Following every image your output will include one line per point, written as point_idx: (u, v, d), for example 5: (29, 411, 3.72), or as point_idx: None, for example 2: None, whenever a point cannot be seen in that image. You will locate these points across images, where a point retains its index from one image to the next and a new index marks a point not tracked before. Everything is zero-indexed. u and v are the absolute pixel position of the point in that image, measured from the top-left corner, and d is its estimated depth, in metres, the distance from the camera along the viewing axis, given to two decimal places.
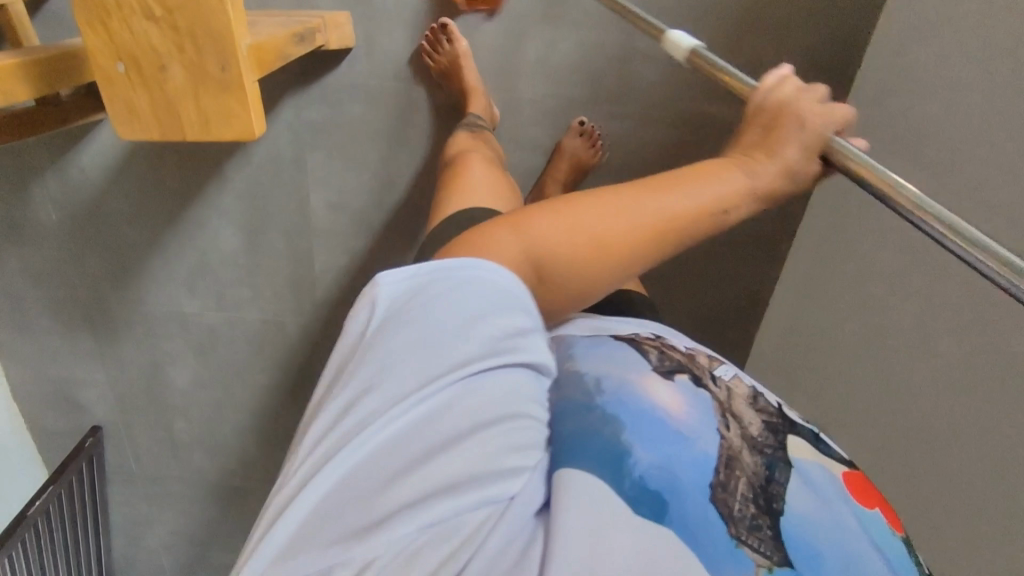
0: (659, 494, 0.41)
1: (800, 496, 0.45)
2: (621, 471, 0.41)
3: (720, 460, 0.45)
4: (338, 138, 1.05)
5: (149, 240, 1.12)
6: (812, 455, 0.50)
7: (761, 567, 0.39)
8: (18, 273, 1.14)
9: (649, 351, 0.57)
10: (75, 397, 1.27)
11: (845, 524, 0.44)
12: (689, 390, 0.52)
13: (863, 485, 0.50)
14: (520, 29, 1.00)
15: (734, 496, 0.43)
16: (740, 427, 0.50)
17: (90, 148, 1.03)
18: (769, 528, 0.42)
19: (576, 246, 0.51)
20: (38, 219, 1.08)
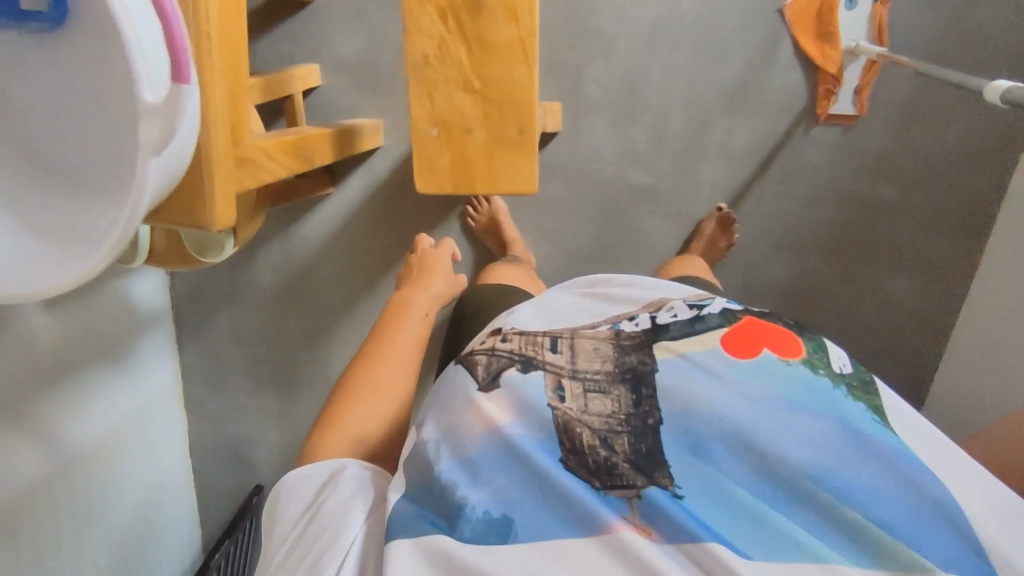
0: (504, 521, 0.44)
1: (671, 388, 0.48)
2: (459, 519, 0.45)
3: (557, 431, 0.48)
4: (534, 212, 1.15)
5: (346, 304, 1.20)
6: (694, 343, 0.51)
7: (633, 499, 0.44)
8: (224, 332, 1.23)
9: (477, 363, 0.55)
10: (248, 456, 1.30)
11: (715, 396, 0.47)
12: (519, 388, 0.51)
13: (739, 335, 0.51)
14: (705, 118, 1.10)
15: (587, 451, 0.47)
16: (581, 382, 0.51)
17: (316, 218, 1.16)
18: (643, 450, 0.46)
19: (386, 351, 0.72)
20: (256, 281, 1.20)
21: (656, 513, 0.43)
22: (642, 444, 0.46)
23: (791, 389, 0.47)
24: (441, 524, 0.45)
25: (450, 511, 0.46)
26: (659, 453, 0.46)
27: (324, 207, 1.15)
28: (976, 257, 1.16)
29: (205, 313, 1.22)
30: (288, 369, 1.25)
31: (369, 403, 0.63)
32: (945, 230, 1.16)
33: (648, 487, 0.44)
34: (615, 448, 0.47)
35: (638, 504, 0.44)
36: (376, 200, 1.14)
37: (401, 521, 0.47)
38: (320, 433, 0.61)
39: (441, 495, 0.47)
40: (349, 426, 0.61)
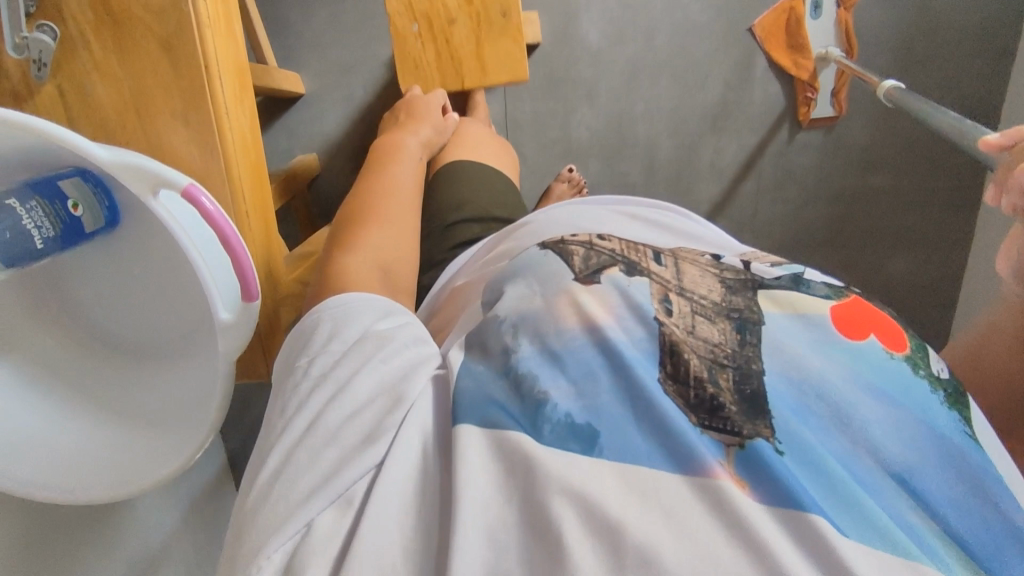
0: (588, 430, 0.36)
1: (778, 343, 0.40)
2: (540, 417, 0.36)
3: (660, 351, 0.40)
4: None
5: None
6: (807, 304, 0.42)
7: (732, 447, 0.35)
8: None
9: (572, 255, 0.46)
10: None
11: (824, 362, 0.39)
12: (620, 287, 0.43)
13: (858, 314, 0.42)
14: (692, 143, 1.14)
15: (688, 385, 0.38)
16: (690, 308, 0.42)
17: None
18: (747, 391, 0.38)
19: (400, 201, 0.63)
20: None
21: (757, 465, 0.34)
22: (747, 386, 0.38)
23: (889, 380, 0.39)
24: (508, 414, 0.37)
25: (528, 411, 0.37)
26: (755, 412, 0.37)
27: None
28: (966, 232, 1.18)
29: None
30: None
31: (389, 237, 0.57)
32: (937, 208, 1.18)
33: (755, 439, 0.35)
34: (718, 390, 0.38)
35: (740, 455, 0.35)
36: None
37: (466, 402, 0.38)
38: (340, 252, 0.54)
39: (520, 386, 0.38)
40: (374, 252, 0.55)
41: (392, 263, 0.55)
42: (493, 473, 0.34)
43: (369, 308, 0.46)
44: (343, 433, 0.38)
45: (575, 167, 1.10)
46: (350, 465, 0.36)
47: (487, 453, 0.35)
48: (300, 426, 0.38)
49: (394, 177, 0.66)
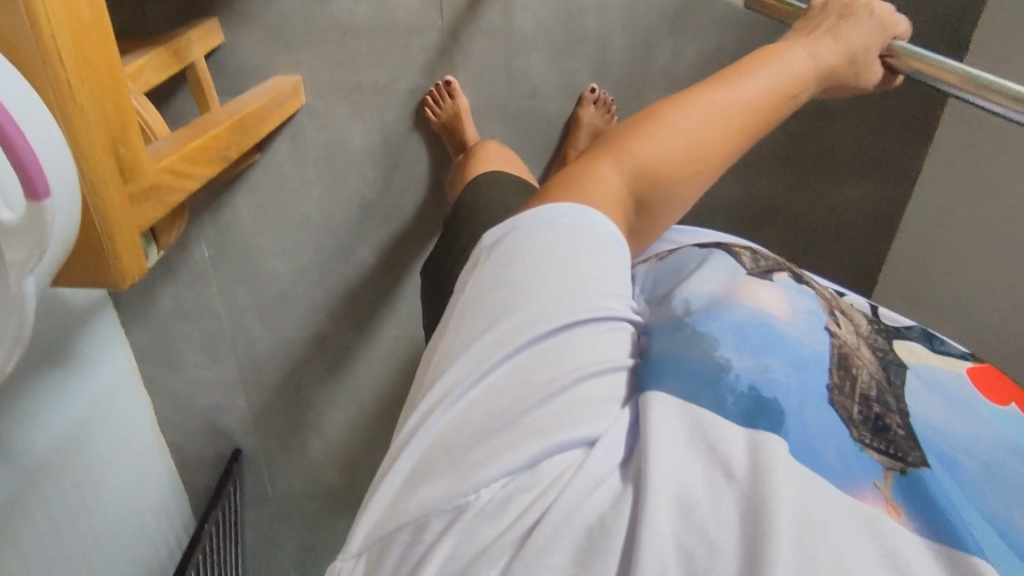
0: (770, 405, 0.42)
1: (926, 396, 0.47)
2: (724, 385, 0.44)
3: (834, 358, 0.49)
4: None
5: (298, 270, 1.17)
6: (939, 358, 0.53)
7: (892, 471, 0.40)
8: (171, 311, 1.19)
9: (743, 257, 0.63)
10: (218, 423, 1.32)
11: (963, 423, 0.45)
12: (789, 291, 0.57)
13: (998, 385, 0.51)
14: (647, 44, 1.03)
15: (852, 399, 0.46)
16: (852, 330, 0.55)
17: (245, 188, 1.09)
18: (900, 427, 0.44)
19: (711, 137, 0.52)
20: (193, 257, 1.14)
21: (915, 491, 0.38)
22: (906, 412, 0.46)
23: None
24: (695, 377, 0.44)
25: (713, 374, 0.45)
26: (918, 439, 0.43)
27: (254, 176, 1.08)
28: (914, 163, 1.13)
29: (147, 290, 1.17)
30: (245, 339, 1.23)
31: (681, 149, 0.52)
32: (892, 136, 1.12)
33: (919, 466, 0.40)
34: (884, 412, 0.45)
35: (901, 478, 0.40)
36: (307, 160, 1.07)
37: (662, 362, 0.46)
38: (596, 155, 0.54)
39: (698, 354, 0.46)
40: (639, 164, 0.52)
41: (654, 194, 0.53)
42: (682, 428, 0.41)
43: (577, 233, 0.48)
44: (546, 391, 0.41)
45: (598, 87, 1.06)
46: (542, 422, 0.40)
47: (678, 417, 0.41)
48: (470, 376, 0.43)
49: (742, 76, 0.54)
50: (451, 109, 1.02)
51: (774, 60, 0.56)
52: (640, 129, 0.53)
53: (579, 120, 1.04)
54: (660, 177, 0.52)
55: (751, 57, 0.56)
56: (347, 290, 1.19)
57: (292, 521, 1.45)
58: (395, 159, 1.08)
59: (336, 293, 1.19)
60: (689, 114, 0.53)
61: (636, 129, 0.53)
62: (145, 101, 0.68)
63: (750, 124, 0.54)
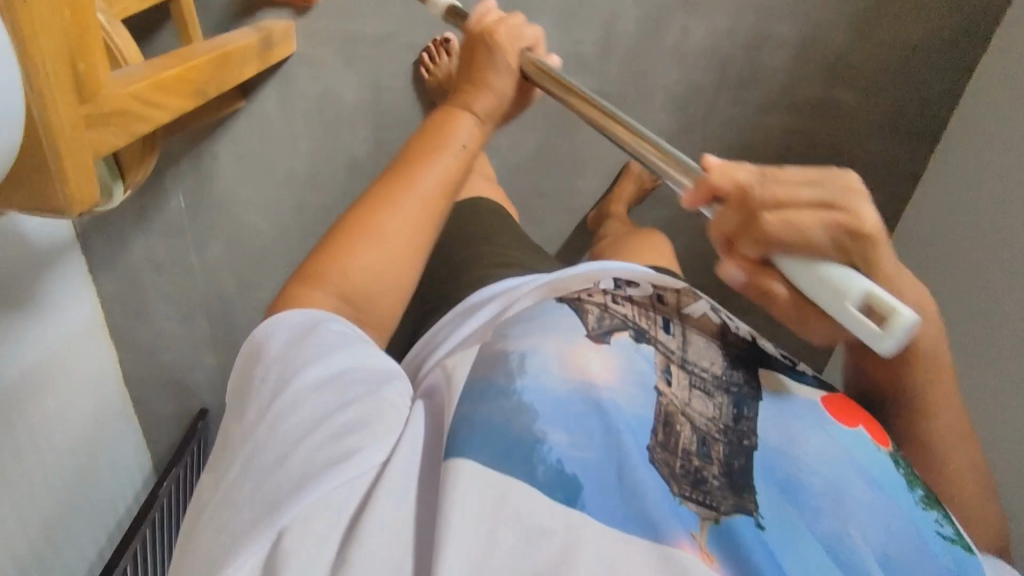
0: (574, 478, 0.44)
1: (771, 432, 0.51)
2: (535, 456, 0.44)
3: (658, 420, 0.50)
4: None
5: (277, 228, 1.12)
6: (797, 386, 0.56)
7: (706, 520, 0.45)
8: (142, 262, 1.14)
9: (589, 312, 0.56)
10: (185, 380, 1.28)
11: (807, 448, 0.50)
12: (628, 349, 0.53)
13: (843, 404, 0.56)
14: (658, 18, 1.00)
15: (674, 455, 0.48)
16: (688, 381, 0.53)
17: (228, 137, 1.03)
18: (715, 479, 0.48)
19: (395, 256, 0.57)
20: (167, 206, 1.08)
21: (730, 541, 0.44)
22: (733, 462, 0.49)
23: (868, 468, 0.50)
24: (505, 449, 0.44)
25: (526, 445, 0.44)
26: (737, 484, 0.47)
27: (235, 125, 1.02)
28: (912, 171, 1.10)
29: (116, 238, 1.11)
30: (219, 296, 1.19)
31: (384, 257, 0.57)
32: (898, 137, 1.08)
33: (731, 515, 0.45)
34: (703, 465, 0.48)
35: (714, 528, 0.44)
36: (295, 113, 1.02)
37: (469, 433, 0.44)
38: (301, 280, 0.56)
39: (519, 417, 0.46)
40: (351, 282, 0.56)
41: (361, 291, 0.56)
42: (484, 502, 0.41)
43: (309, 329, 0.51)
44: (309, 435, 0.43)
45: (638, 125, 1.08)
46: (319, 468, 0.41)
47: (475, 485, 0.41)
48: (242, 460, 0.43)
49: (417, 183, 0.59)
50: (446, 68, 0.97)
51: (426, 166, 0.60)
52: (337, 246, 0.57)
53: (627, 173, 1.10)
54: (367, 285, 0.56)
55: (427, 142, 0.61)
56: None
57: None
58: (385, 117, 1.03)
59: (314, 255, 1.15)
60: (382, 219, 0.57)
61: (332, 249, 0.57)
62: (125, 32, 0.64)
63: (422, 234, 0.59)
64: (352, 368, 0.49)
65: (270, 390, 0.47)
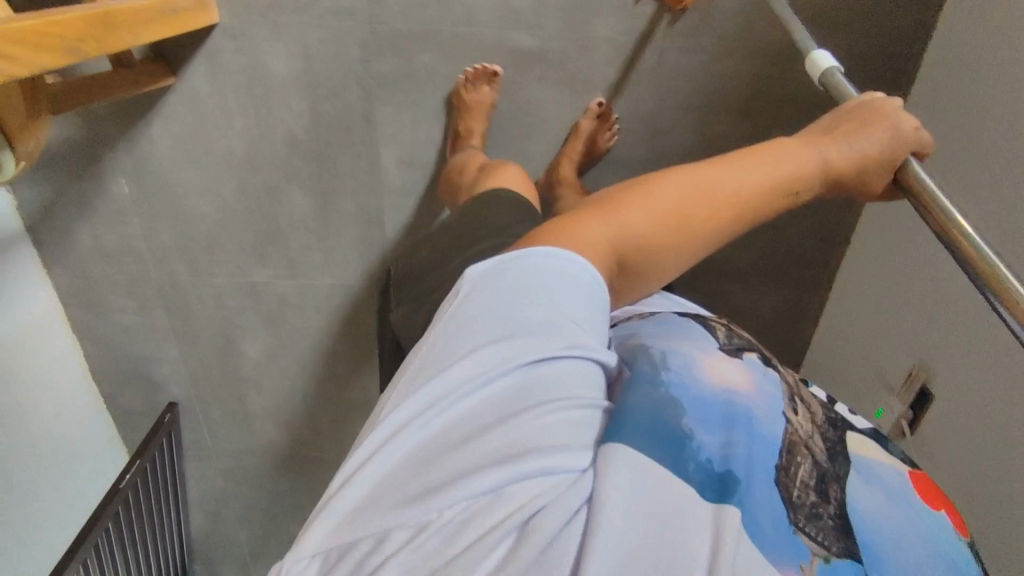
0: (721, 484, 0.36)
1: (862, 484, 0.40)
2: (686, 453, 0.37)
3: (782, 443, 0.40)
4: (413, 90, 1.03)
5: (222, 210, 1.10)
6: (884, 454, 0.44)
7: (816, 558, 0.34)
8: (92, 252, 1.13)
9: (716, 328, 0.52)
10: (149, 373, 1.27)
11: (906, 513, 0.38)
12: (757, 368, 0.46)
13: (930, 485, 0.43)
14: None
15: (793, 481, 0.38)
16: (808, 416, 0.44)
17: (162, 116, 1.01)
18: (832, 517, 0.37)
19: (660, 229, 0.48)
20: (110, 192, 1.07)
21: None
22: (841, 503, 0.38)
23: (975, 562, 0.37)
24: (665, 441, 0.38)
25: (676, 442, 0.38)
26: (849, 523, 0.37)
27: (168, 103, 1.00)
28: None
29: (64, 229, 1.10)
30: (173, 284, 1.17)
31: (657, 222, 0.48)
32: (868, 82, 1.00)
33: (842, 557, 0.34)
34: (818, 500, 0.38)
35: (824, 568, 0.34)
36: (225, 87, 0.99)
37: (636, 421, 0.38)
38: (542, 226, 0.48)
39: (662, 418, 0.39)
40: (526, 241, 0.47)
41: (633, 260, 0.48)
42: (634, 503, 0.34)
43: (513, 270, 0.43)
44: (516, 410, 0.37)
45: (605, 100, 1.05)
46: (502, 449, 0.35)
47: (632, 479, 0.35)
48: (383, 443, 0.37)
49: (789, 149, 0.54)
50: (478, 92, 1.01)
51: (727, 167, 0.50)
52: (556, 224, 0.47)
53: (578, 128, 1.05)
54: (644, 246, 0.48)
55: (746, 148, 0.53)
56: (275, 234, 1.12)
57: (233, 479, 1.40)
58: (320, 87, 1.00)
59: (263, 236, 1.12)
60: (625, 198, 0.49)
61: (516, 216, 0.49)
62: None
63: (781, 199, 0.52)
64: (586, 335, 0.41)
65: (434, 349, 0.40)
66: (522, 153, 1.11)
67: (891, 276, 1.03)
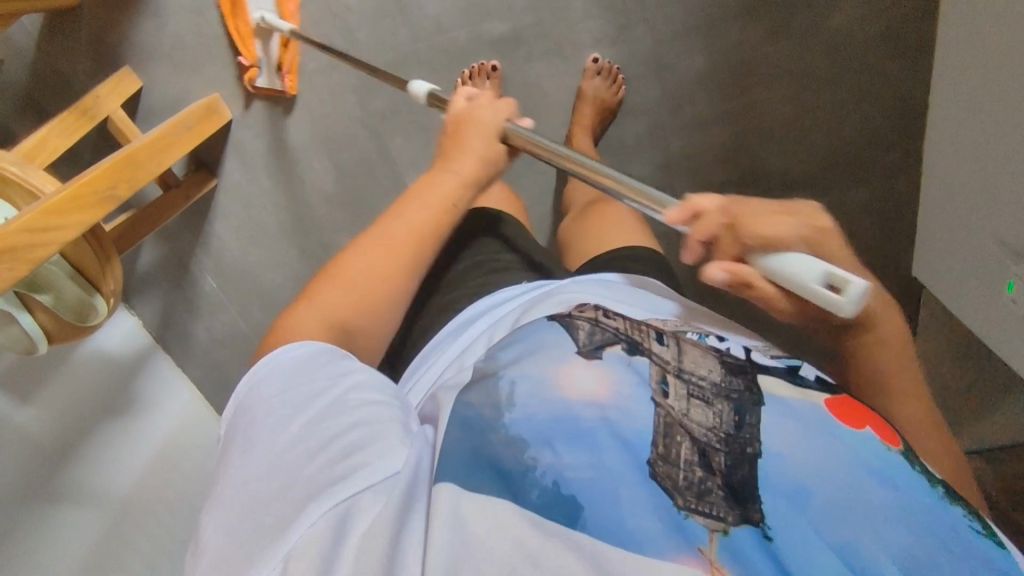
0: (571, 501, 0.39)
1: (778, 426, 0.42)
2: (526, 482, 0.40)
3: (657, 432, 0.42)
4: (414, 114, 1.07)
5: (293, 278, 1.19)
6: (798, 389, 0.45)
7: (715, 532, 0.38)
8: (209, 343, 1.29)
9: (578, 328, 0.48)
10: None
11: (816, 452, 0.40)
12: (619, 363, 0.45)
13: (857, 406, 0.45)
14: None
15: (677, 467, 0.41)
16: (687, 390, 0.44)
17: (218, 212, 1.14)
18: (720, 488, 0.40)
19: (371, 289, 0.62)
20: (203, 289, 1.22)
21: (742, 551, 0.37)
22: (737, 473, 0.40)
23: (882, 462, 0.40)
24: (494, 473, 0.41)
25: (517, 471, 0.41)
26: (742, 501, 0.39)
27: (219, 199, 1.12)
28: None
29: (183, 330, 1.27)
30: None
31: (369, 279, 0.62)
32: None
33: (739, 526, 0.38)
34: (706, 474, 0.40)
35: (723, 539, 0.37)
36: (258, 168, 1.10)
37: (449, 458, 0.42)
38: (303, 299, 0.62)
39: (509, 441, 0.42)
40: (325, 308, 0.60)
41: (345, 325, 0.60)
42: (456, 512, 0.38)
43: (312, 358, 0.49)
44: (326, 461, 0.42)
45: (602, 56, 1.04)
46: (301, 498, 0.39)
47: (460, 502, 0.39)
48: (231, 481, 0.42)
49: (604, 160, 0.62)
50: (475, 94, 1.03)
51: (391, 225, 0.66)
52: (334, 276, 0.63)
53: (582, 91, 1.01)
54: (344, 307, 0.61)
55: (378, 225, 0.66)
56: None
57: None
58: (335, 140, 1.08)
59: None
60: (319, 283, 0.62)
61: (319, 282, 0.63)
62: (42, 171, 0.75)
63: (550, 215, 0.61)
64: (361, 396, 0.47)
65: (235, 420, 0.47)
66: None
67: (977, 120, 0.89)
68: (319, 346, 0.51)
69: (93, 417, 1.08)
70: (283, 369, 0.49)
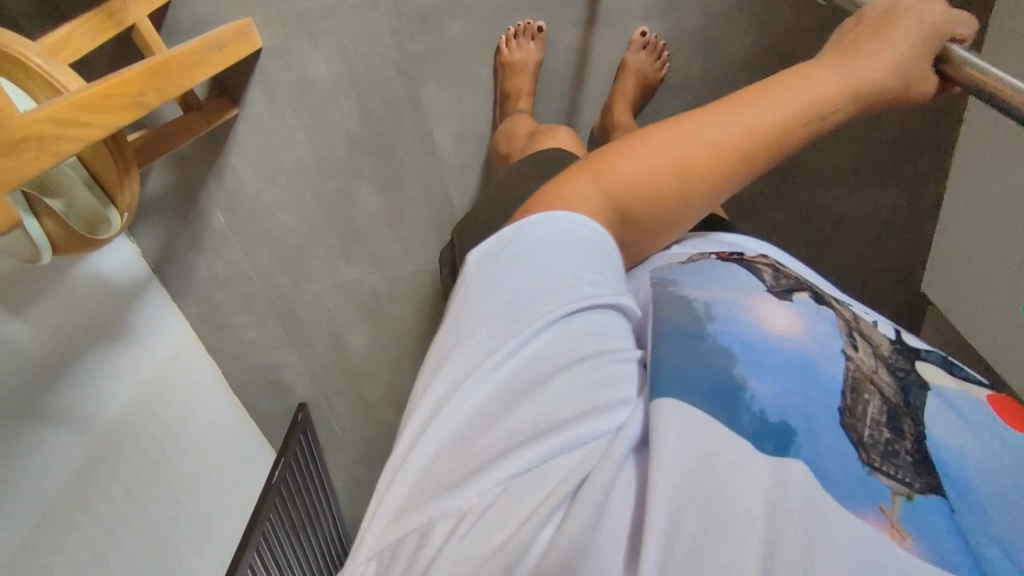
0: (782, 428, 0.41)
1: (939, 417, 0.47)
2: (740, 405, 0.42)
3: (846, 383, 0.46)
4: (450, 65, 1.03)
5: (306, 220, 1.17)
6: (954, 381, 0.52)
7: (899, 496, 0.39)
8: (209, 280, 1.26)
9: (761, 270, 0.58)
10: (280, 378, 1.40)
11: (974, 440, 0.45)
12: (808, 308, 0.53)
13: (1010, 407, 0.50)
14: None
15: (862, 421, 0.44)
16: (871, 351, 0.51)
17: (234, 144, 1.09)
18: (908, 453, 0.43)
19: (657, 174, 0.52)
20: (209, 222, 1.18)
21: (925, 520, 0.38)
22: (914, 443, 0.44)
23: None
24: (711, 389, 0.43)
25: (728, 389, 0.43)
26: (927, 467, 0.42)
27: (237, 130, 1.08)
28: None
29: (183, 264, 1.23)
30: (280, 296, 1.27)
31: (656, 166, 0.52)
32: None
33: (928, 493, 0.40)
34: (892, 437, 0.44)
35: (907, 504, 0.39)
36: (282, 103, 1.05)
37: (664, 372, 0.44)
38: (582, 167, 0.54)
39: (722, 355, 0.46)
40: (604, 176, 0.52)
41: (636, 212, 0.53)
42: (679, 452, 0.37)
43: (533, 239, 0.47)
44: (557, 383, 0.40)
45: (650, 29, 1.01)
46: (528, 430, 0.38)
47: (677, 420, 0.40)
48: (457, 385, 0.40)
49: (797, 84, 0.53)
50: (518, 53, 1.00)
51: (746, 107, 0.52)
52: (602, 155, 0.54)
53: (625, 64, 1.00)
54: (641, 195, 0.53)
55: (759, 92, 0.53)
56: (356, 233, 1.19)
57: (370, 464, 1.52)
58: (365, 84, 1.04)
59: (346, 237, 1.19)
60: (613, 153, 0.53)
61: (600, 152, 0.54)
62: (70, 70, 0.70)
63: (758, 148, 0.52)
64: (594, 314, 0.44)
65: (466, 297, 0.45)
66: (573, 106, 1.09)
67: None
68: (570, 221, 0.48)
69: (85, 343, 1.04)
70: (521, 251, 0.47)
